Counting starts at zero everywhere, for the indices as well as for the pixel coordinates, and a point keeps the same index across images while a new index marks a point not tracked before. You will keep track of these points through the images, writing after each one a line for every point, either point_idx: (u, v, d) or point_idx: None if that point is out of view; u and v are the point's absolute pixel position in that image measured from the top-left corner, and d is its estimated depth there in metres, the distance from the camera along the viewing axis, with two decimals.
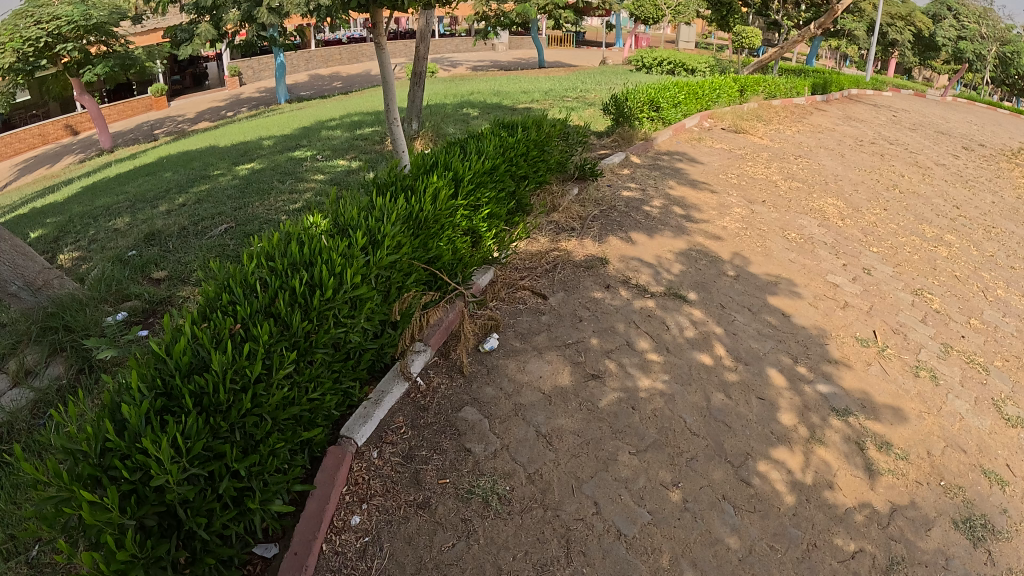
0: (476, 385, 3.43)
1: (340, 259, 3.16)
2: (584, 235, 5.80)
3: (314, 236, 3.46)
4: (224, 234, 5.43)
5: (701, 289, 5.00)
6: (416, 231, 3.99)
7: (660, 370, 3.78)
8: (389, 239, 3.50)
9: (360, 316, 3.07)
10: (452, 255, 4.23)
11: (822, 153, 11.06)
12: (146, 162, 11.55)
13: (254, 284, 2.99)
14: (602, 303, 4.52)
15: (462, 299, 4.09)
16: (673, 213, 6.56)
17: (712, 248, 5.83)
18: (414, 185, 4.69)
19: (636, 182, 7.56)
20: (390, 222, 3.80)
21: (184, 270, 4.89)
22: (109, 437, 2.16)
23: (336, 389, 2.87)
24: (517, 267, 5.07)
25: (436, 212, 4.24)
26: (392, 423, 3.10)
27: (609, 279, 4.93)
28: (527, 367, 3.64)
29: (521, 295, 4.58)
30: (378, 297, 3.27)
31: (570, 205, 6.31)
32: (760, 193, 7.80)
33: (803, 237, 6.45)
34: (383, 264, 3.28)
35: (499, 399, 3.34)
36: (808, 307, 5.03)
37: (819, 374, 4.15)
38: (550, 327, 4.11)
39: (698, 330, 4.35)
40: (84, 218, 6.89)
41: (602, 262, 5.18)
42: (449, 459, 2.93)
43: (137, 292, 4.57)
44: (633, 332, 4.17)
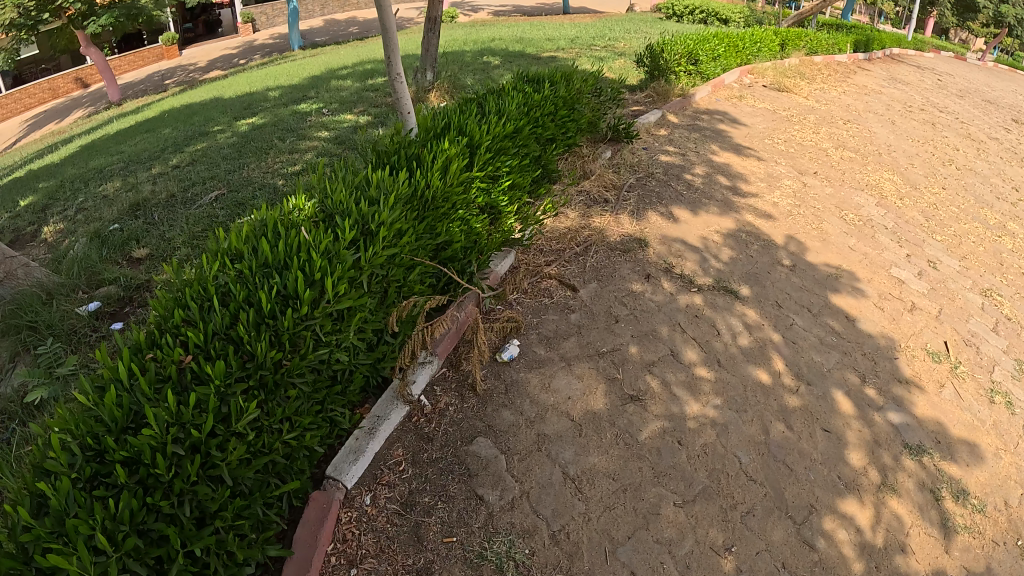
0: (492, 408, 2.86)
1: (323, 256, 2.50)
2: (619, 210, 5.14)
3: (294, 226, 2.68)
4: (214, 203, 4.81)
5: (753, 281, 4.40)
6: (421, 214, 3.39)
7: (711, 393, 3.19)
8: (386, 226, 2.82)
9: (348, 331, 2.45)
10: (464, 238, 3.58)
11: (871, 118, 10.18)
12: (150, 116, 10.85)
13: (216, 290, 2.34)
14: (639, 300, 3.92)
15: (475, 294, 3.50)
16: (717, 186, 5.85)
17: (763, 229, 5.18)
18: (420, 154, 3.97)
19: (674, 145, 6.87)
20: (393, 204, 3.11)
21: (170, 246, 4.28)
22: (25, 525, 1.63)
23: (319, 421, 2.37)
24: (542, 251, 4.46)
25: (444, 188, 3.54)
26: (390, 457, 2.59)
27: (649, 268, 4.30)
28: (552, 382, 3.06)
29: (546, 286, 3.98)
30: (371, 303, 2.63)
31: (603, 172, 5.60)
32: (810, 163, 7.07)
33: (861, 219, 5.77)
34: (379, 263, 2.62)
35: (518, 426, 2.79)
36: (872, 309, 4.42)
37: (889, 398, 3.58)
38: (578, 330, 3.52)
39: (750, 337, 3.75)
40: (76, 182, 6.33)
41: (639, 247, 4.54)
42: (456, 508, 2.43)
43: (111, 276, 3.97)
44: (679, 339, 3.59)
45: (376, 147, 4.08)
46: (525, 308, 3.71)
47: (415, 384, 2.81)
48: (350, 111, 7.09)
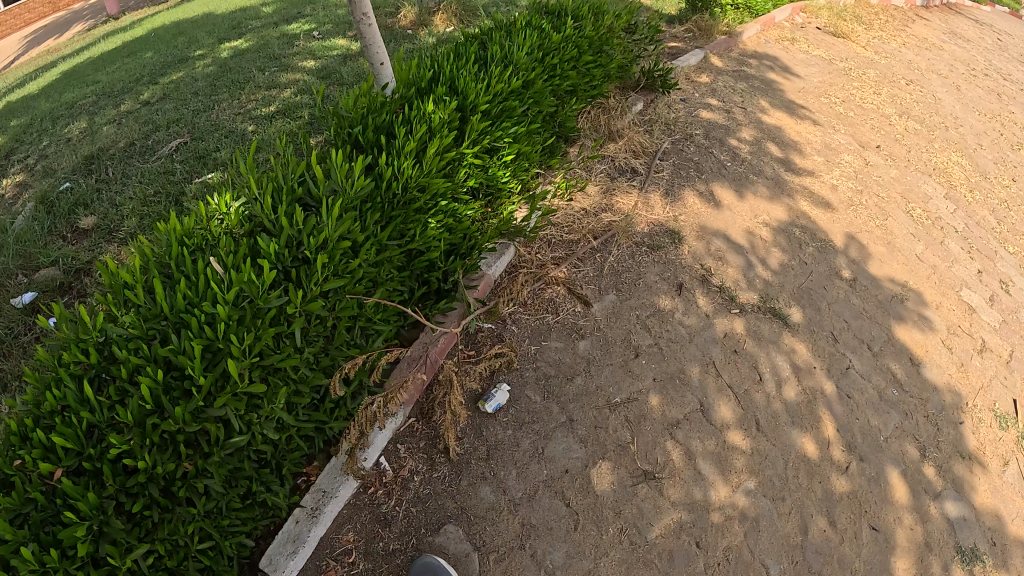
0: (467, 482, 2.30)
1: (235, 308, 1.86)
2: (650, 183, 4.10)
3: (206, 251, 2.00)
4: (174, 155, 4.12)
5: (807, 301, 3.60)
6: (390, 211, 2.60)
7: (743, 471, 2.66)
8: (328, 250, 2.13)
9: (272, 404, 1.83)
10: (449, 239, 2.81)
11: (934, 82, 9.06)
12: (138, 32, 9.85)
13: (99, 352, 1.71)
14: (669, 324, 3.10)
15: (460, 313, 2.77)
16: (767, 159, 4.93)
17: (820, 224, 4.32)
18: (396, 118, 3.09)
19: (718, 98, 5.96)
20: (346, 204, 2.37)
21: (122, 214, 3.62)
22: None
23: (250, 511, 1.84)
24: (556, 240, 3.43)
25: (425, 172, 2.73)
26: (337, 544, 2.08)
27: (682, 275, 3.40)
28: (545, 448, 2.46)
29: (551, 295, 3.06)
30: (306, 357, 2.01)
31: (634, 133, 4.65)
32: (871, 135, 6.15)
33: (930, 216, 4.95)
34: (316, 306, 1.96)
35: (498, 510, 2.26)
36: (940, 348, 3.70)
37: (946, 481, 3.07)
38: (587, 364, 2.77)
39: (796, 387, 3.09)
40: (40, 117, 5.62)
41: (672, 247, 3.56)
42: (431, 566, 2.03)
43: (51, 258, 3.37)
44: (711, 388, 2.90)
45: (342, 102, 3.15)
46: (521, 331, 2.84)
47: (367, 449, 2.22)
48: (344, 34, 6.10)
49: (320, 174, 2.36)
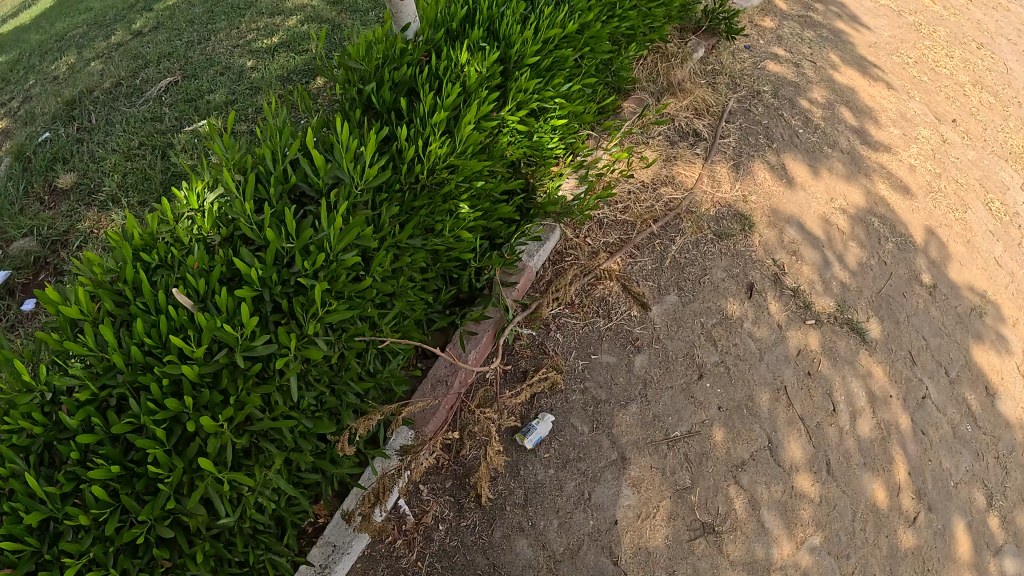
0: (500, 535, 2.09)
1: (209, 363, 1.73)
2: (713, 152, 3.50)
3: (178, 279, 1.84)
4: (164, 97, 3.75)
5: (884, 312, 3.21)
6: (409, 207, 2.21)
7: (806, 526, 2.42)
8: (327, 272, 1.92)
9: (264, 470, 1.77)
10: (481, 232, 2.38)
11: (1005, 45, 8.23)
12: None
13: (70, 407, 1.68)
14: (736, 336, 2.67)
15: (498, 318, 2.38)
16: (839, 130, 4.34)
17: (899, 215, 3.84)
18: (417, 71, 2.46)
19: (785, 47, 5.24)
20: (352, 200, 2.06)
21: (104, 173, 3.35)
22: None
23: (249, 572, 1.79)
24: (610, 220, 2.87)
25: (459, 149, 2.28)
26: None
27: (752, 273, 2.93)
28: (591, 493, 2.18)
29: (602, 295, 2.56)
30: (306, 403, 1.89)
31: (694, 83, 3.97)
32: (947, 107, 5.51)
33: (1009, 210, 4.45)
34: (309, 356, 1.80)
35: (535, 567, 2.06)
36: (1017, 375, 3.34)
37: (1015, 533, 2.80)
38: (643, 386, 2.39)
39: (872, 420, 2.81)
40: (35, 49, 5.17)
41: (741, 235, 3.06)
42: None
43: (27, 226, 3.18)
44: (780, 422, 2.59)
45: (349, 50, 2.51)
46: (567, 344, 2.43)
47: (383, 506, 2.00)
48: None
49: (317, 163, 2.01)
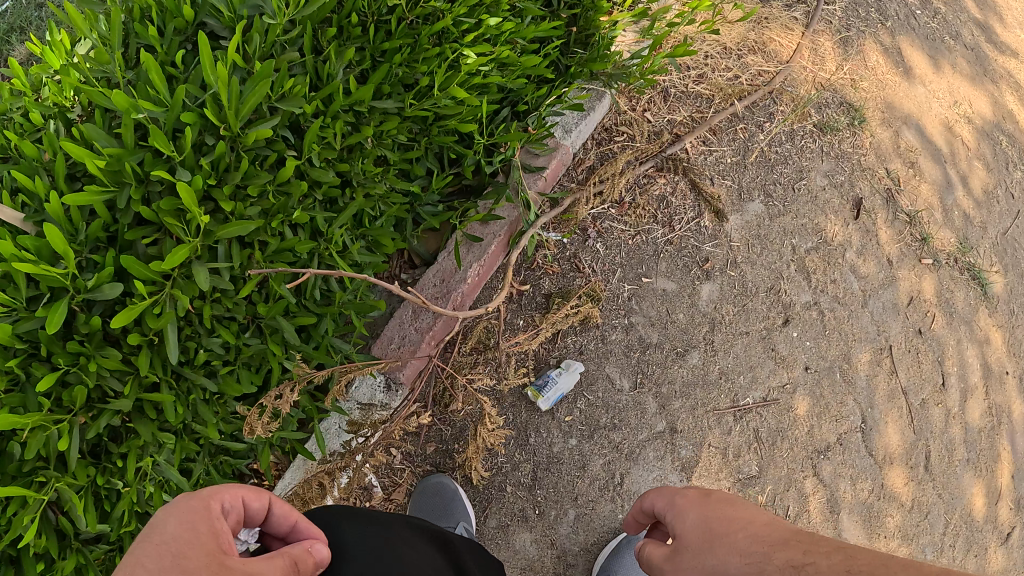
0: (495, 527, 1.45)
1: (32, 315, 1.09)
2: (817, 18, 2.48)
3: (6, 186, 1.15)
4: None
5: (1009, 259, 2.41)
6: (381, 51, 1.36)
7: (885, 539, 1.86)
8: (216, 158, 1.18)
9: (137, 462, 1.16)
10: (496, 95, 1.50)
11: None
12: None
13: None
14: (837, 270, 1.88)
15: (514, 218, 1.56)
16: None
17: None
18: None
19: None
20: (275, 36, 1.23)
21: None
22: None
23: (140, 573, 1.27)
24: (676, 92, 1.94)
25: None
26: None
27: (861, 185, 2.10)
28: (624, 475, 1.48)
29: (661, 193, 1.71)
30: (205, 357, 1.21)
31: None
32: None
33: None
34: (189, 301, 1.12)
35: (539, 570, 1.44)
36: None
37: None
38: (709, 329, 1.60)
39: (981, 404, 2.06)
40: None
41: (848, 132, 2.19)
42: (442, 485, 1.43)
43: None
44: (879, 395, 1.88)
45: None
46: (610, 258, 1.58)
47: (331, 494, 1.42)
48: None
49: None
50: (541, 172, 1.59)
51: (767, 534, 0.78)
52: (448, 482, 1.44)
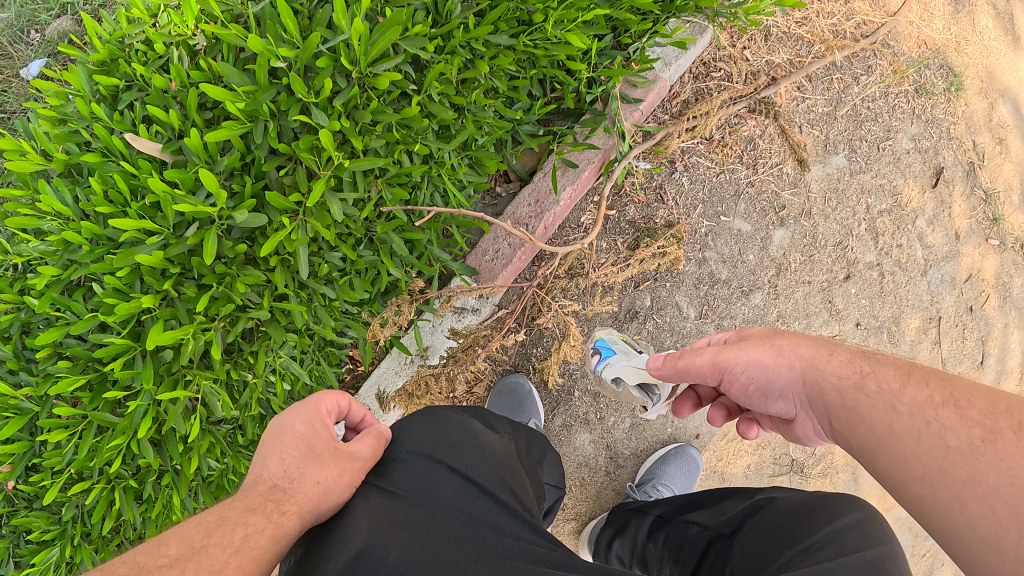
0: (562, 425, 1.70)
1: (180, 238, 1.25)
2: None
3: (160, 125, 1.35)
4: None
5: None
6: None
7: None
8: (347, 99, 1.22)
9: (270, 355, 1.39)
10: (603, 24, 1.55)
11: None
12: None
13: (69, 278, 1.39)
14: (906, 235, 1.91)
15: (608, 146, 1.60)
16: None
17: None
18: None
19: None
20: None
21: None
22: None
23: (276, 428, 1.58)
24: (777, 31, 1.88)
25: None
26: None
27: (949, 155, 2.11)
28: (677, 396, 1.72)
29: (750, 135, 1.75)
30: (327, 271, 1.37)
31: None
32: None
33: None
34: (323, 234, 1.24)
35: (592, 464, 1.72)
36: None
37: None
38: (774, 273, 1.74)
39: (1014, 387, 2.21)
40: None
41: (943, 98, 2.16)
42: (518, 383, 1.66)
43: None
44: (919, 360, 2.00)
45: None
46: (693, 193, 1.69)
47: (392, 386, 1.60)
48: None
49: None
50: (638, 104, 1.59)
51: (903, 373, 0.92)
52: (527, 381, 1.67)
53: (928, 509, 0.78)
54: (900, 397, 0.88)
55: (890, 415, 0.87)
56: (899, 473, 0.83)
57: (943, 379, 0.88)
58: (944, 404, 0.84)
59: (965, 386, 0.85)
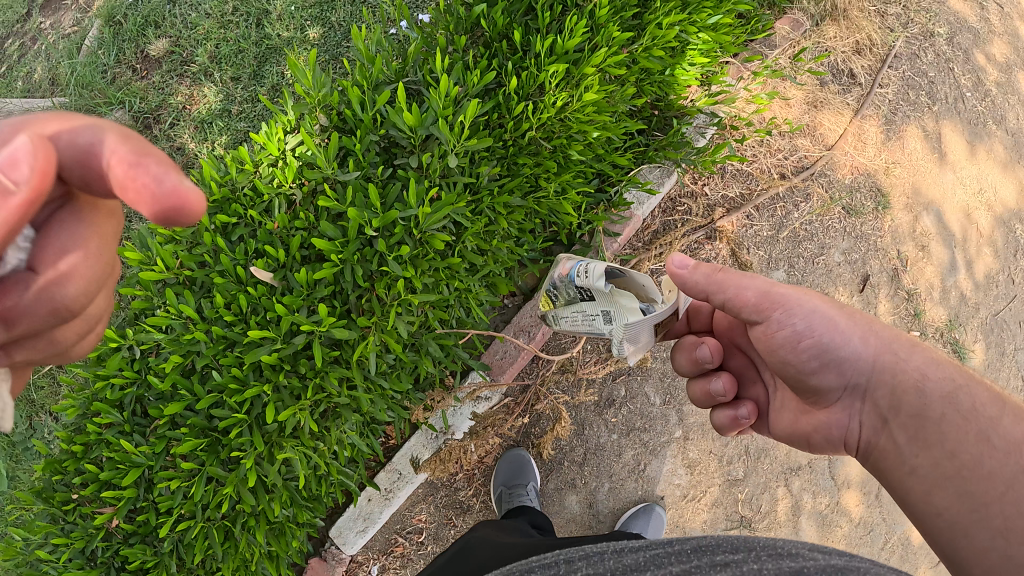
0: (553, 487, 2.37)
1: (290, 343, 1.84)
2: (869, 104, 2.86)
3: (269, 256, 1.89)
4: (340, 23, 3.25)
5: (993, 336, 2.94)
6: (512, 161, 2.05)
7: (840, 539, 2.52)
8: (414, 252, 1.91)
9: (338, 430, 1.95)
10: (588, 180, 2.17)
11: None
12: None
13: (190, 364, 1.87)
14: None
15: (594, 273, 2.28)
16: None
17: None
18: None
19: None
20: (446, 161, 1.91)
21: (232, 105, 3.23)
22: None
23: (338, 486, 2.11)
24: (733, 170, 2.48)
25: (572, 105, 1.99)
26: (410, 520, 2.35)
27: (873, 264, 2.66)
28: (646, 466, 2.41)
29: (707, 256, 2.38)
30: (386, 367, 1.97)
31: (858, 1, 2.96)
32: None
33: None
34: (392, 345, 1.87)
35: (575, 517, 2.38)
36: None
37: None
38: None
39: None
40: None
41: (872, 215, 2.68)
42: (519, 453, 2.33)
43: (166, 153, 3.24)
44: None
45: None
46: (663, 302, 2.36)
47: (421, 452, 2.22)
48: None
49: (409, 117, 1.88)
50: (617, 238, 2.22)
51: (1006, 414, 1.37)
52: (525, 453, 2.34)
53: (1001, 537, 1.28)
54: (1006, 425, 1.35)
55: (985, 441, 1.35)
56: (984, 499, 1.31)
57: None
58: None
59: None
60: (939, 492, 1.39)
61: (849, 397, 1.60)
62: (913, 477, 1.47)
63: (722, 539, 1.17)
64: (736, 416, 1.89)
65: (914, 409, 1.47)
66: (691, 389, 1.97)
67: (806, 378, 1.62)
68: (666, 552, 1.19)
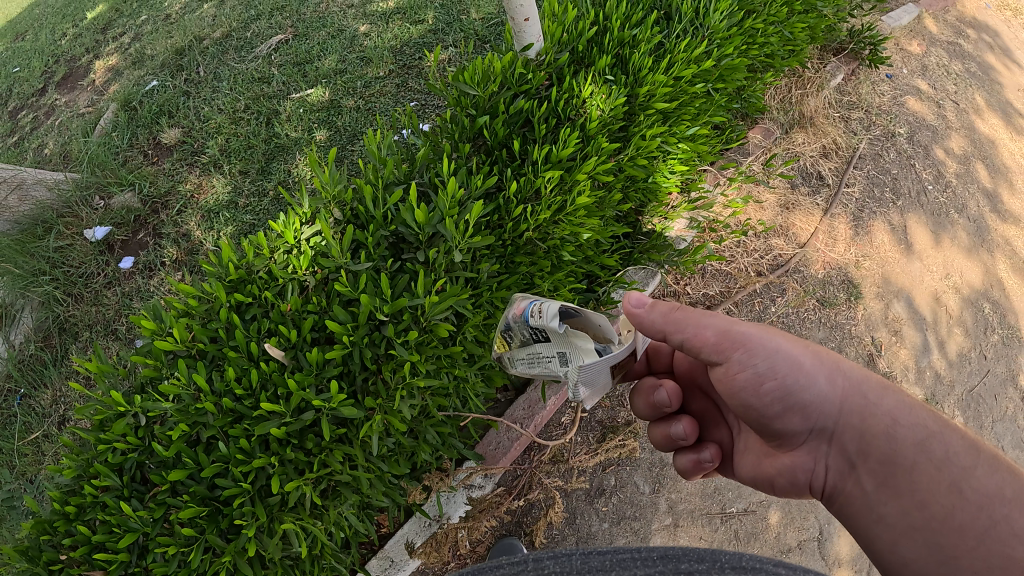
0: None
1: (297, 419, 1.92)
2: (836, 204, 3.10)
3: (280, 335, 2.00)
4: (349, 120, 3.51)
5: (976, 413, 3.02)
6: (509, 263, 2.22)
7: None
8: (418, 341, 2.03)
9: (338, 509, 1.99)
10: (578, 277, 2.33)
11: None
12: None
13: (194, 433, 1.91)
14: None
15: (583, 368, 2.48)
16: (984, 176, 3.62)
17: None
18: (534, 103, 2.33)
19: (987, 49, 4.38)
20: (450, 254, 2.06)
21: (240, 198, 3.40)
22: None
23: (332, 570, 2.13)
24: (712, 270, 2.73)
25: (565, 206, 2.17)
26: None
27: (850, 349, 2.81)
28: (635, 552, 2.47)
29: None
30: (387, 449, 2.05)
31: (822, 111, 3.30)
32: None
33: None
34: (395, 426, 1.95)
35: None
36: None
37: None
38: None
39: None
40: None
41: (844, 306, 2.86)
42: (511, 540, 2.34)
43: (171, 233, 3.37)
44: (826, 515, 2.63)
45: (462, 71, 2.37)
46: None
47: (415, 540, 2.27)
48: None
49: (419, 215, 2.05)
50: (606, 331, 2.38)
51: (972, 464, 1.46)
52: (516, 542, 2.34)
53: None
54: (974, 477, 1.43)
55: (955, 493, 1.43)
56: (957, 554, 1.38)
57: (1008, 474, 1.43)
58: (1011, 500, 1.39)
59: (1020, 484, 1.41)
60: (909, 543, 1.47)
61: (815, 440, 1.66)
62: (881, 525, 1.54)
63: (686, 549, 1.29)
64: (698, 458, 1.98)
65: (883, 454, 1.54)
66: (654, 430, 2.04)
67: (771, 421, 1.67)
68: (634, 558, 1.28)
